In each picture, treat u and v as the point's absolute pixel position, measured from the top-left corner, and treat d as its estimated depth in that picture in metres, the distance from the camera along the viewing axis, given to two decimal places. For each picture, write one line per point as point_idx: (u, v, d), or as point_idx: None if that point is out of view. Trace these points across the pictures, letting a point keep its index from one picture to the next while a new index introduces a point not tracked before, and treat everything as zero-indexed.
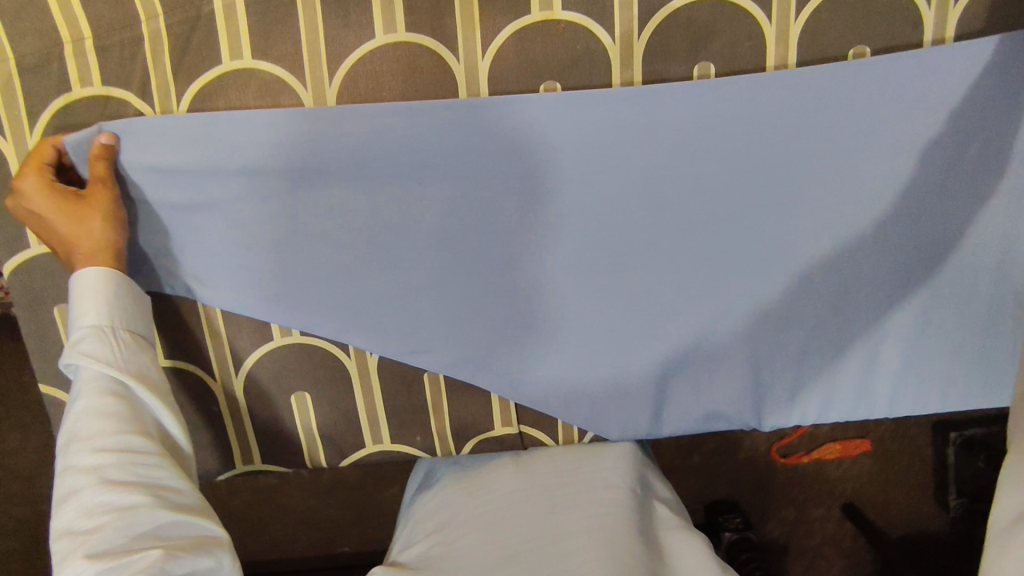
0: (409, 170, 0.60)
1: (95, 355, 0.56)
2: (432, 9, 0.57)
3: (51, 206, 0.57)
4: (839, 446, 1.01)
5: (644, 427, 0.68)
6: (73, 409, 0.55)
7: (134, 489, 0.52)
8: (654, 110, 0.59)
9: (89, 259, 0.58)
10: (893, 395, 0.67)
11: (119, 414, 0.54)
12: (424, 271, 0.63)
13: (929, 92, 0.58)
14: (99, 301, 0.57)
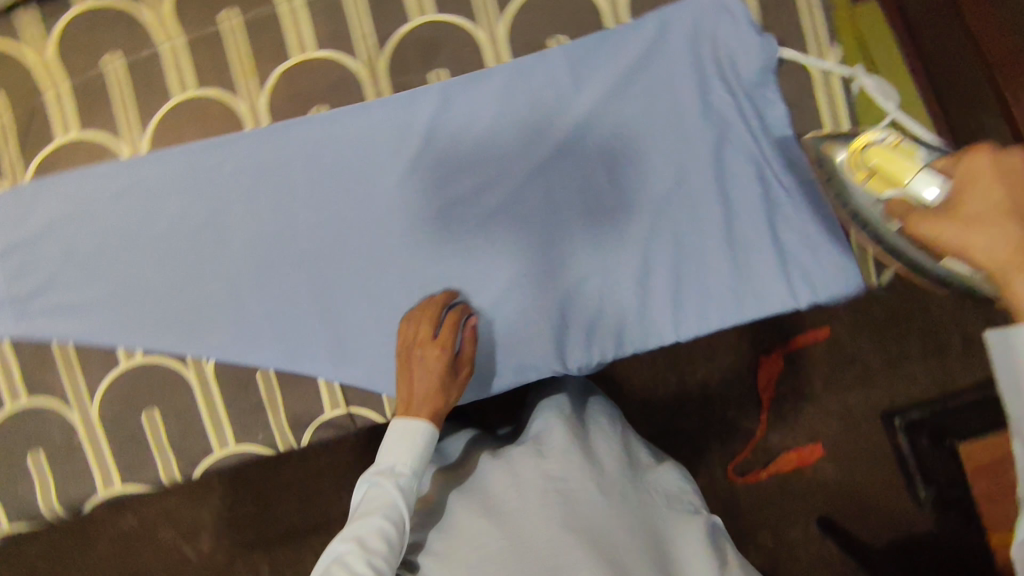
0: (218, 193, 0.73)
1: (392, 470, 0.61)
2: (213, 68, 0.73)
3: (427, 369, 0.67)
4: (793, 456, 1.21)
5: (464, 387, 0.74)
6: (353, 517, 0.59)
7: None
8: (402, 113, 0.73)
9: (430, 412, 0.65)
10: (684, 322, 0.73)
11: (379, 550, 0.56)
12: (244, 276, 0.74)
13: (617, 56, 0.72)
14: (408, 450, 0.62)
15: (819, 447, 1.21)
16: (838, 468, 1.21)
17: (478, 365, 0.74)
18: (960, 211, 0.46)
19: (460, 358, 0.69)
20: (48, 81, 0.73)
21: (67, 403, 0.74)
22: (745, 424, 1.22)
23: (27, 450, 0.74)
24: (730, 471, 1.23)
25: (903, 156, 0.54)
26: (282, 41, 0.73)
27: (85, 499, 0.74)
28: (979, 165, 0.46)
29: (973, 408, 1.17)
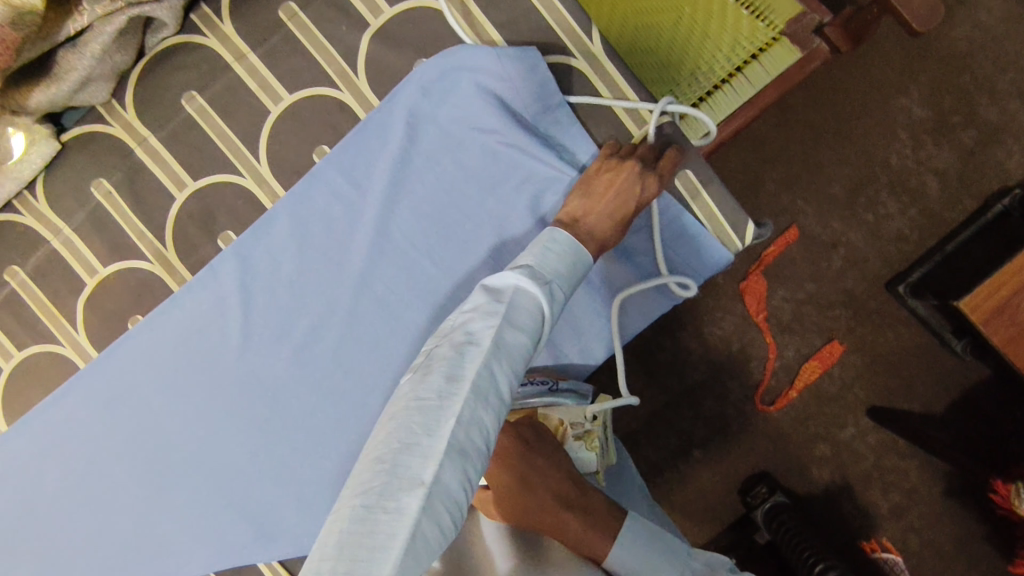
0: (84, 437, 0.73)
1: (465, 321, 0.46)
2: (25, 327, 0.72)
3: (583, 186, 0.62)
4: (816, 361, 1.14)
5: None
6: (494, 293, 0.48)
7: (378, 451, 0.40)
8: (208, 291, 0.70)
9: (603, 229, 0.60)
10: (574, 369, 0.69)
11: (445, 357, 0.43)
12: (143, 502, 0.74)
13: (380, 143, 0.68)
14: (537, 249, 0.53)
15: (837, 342, 1.13)
16: (861, 356, 1.13)
17: None
18: (507, 504, 0.60)
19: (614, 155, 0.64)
20: None
21: None
22: (756, 354, 1.15)
23: None
24: (759, 404, 1.15)
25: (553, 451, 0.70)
26: (71, 273, 0.71)
27: None
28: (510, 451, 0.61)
29: (970, 241, 1.09)
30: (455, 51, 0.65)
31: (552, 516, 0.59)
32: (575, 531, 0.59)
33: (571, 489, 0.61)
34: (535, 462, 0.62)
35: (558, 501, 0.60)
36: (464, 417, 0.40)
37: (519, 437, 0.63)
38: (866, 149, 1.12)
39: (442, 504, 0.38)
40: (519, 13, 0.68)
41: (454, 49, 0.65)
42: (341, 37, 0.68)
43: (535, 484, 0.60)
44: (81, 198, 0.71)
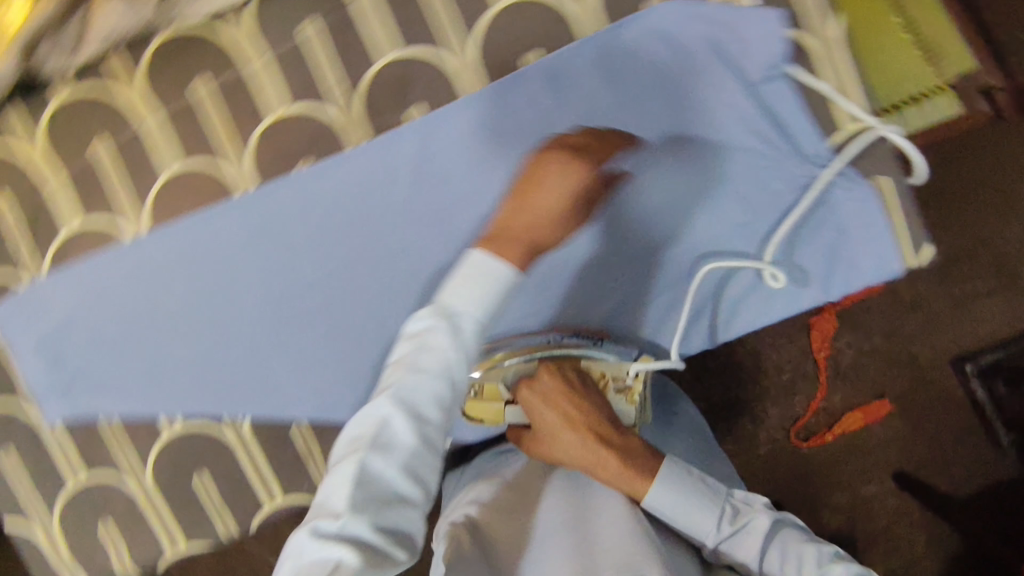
0: (221, 261, 0.74)
1: (460, 310, 0.53)
2: (197, 141, 0.73)
3: (540, 198, 0.58)
4: (858, 412, 1.19)
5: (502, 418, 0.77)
6: (468, 278, 0.54)
7: (383, 390, 0.52)
8: (385, 157, 0.71)
9: (534, 241, 0.57)
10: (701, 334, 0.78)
11: (422, 336, 0.53)
12: (260, 339, 0.76)
13: (592, 69, 0.69)
14: (497, 264, 0.54)
15: (886, 403, 1.19)
16: (902, 418, 1.19)
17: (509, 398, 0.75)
18: (552, 445, 0.68)
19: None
20: (46, 176, 0.74)
21: (123, 474, 0.79)
22: (804, 391, 1.21)
23: (96, 520, 0.80)
24: (794, 437, 1.20)
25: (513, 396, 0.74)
26: (257, 101, 0.72)
27: (156, 563, 0.80)
28: (555, 405, 0.68)
29: None
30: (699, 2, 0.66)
31: (591, 454, 0.66)
32: (607, 470, 0.66)
33: (609, 432, 0.68)
34: (578, 409, 0.68)
35: (597, 440, 0.67)
36: (424, 401, 0.52)
37: (563, 381, 0.70)
38: (974, 226, 1.17)
39: (423, 445, 0.52)
40: None
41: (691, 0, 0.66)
42: None
43: (584, 421, 0.68)
44: (285, 32, 0.71)
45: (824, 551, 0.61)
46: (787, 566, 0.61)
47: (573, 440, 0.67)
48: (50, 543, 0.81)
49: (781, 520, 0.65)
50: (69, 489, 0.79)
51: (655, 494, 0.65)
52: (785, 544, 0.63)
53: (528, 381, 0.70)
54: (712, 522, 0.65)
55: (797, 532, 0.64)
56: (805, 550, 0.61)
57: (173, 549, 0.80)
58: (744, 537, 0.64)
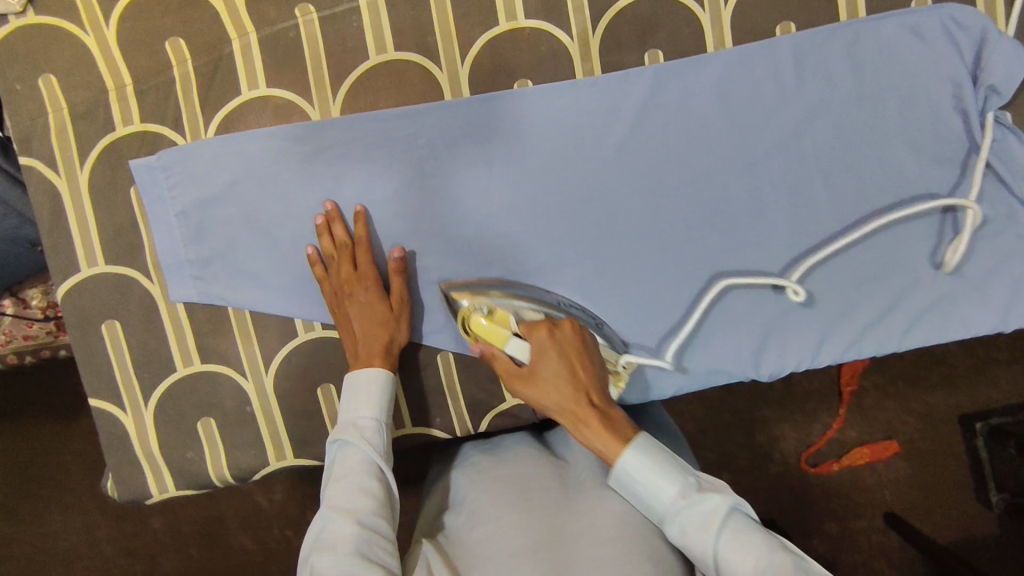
0: (409, 163, 0.69)
1: (360, 423, 0.65)
2: (416, 31, 0.67)
3: (370, 300, 0.67)
4: (866, 450, 1.15)
5: (661, 384, 0.73)
6: (359, 435, 0.64)
7: (333, 461, 0.64)
8: (613, 94, 0.68)
9: (385, 344, 0.67)
10: (862, 343, 0.72)
11: (347, 447, 0.64)
12: (431, 255, 0.70)
13: (843, 53, 0.68)
14: (371, 402, 0.65)
15: (896, 442, 1.14)
16: (912, 465, 1.15)
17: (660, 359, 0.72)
18: (534, 386, 0.63)
19: (341, 245, 0.68)
20: (237, 32, 0.68)
21: (242, 373, 0.71)
22: (824, 419, 1.16)
23: (199, 415, 0.72)
24: (803, 461, 1.16)
25: (501, 328, 0.65)
26: (491, 6, 0.67)
27: (256, 470, 0.73)
28: (547, 346, 0.63)
29: None
30: (956, 14, 0.67)
31: (579, 413, 0.62)
32: (593, 434, 0.62)
33: (600, 391, 0.63)
34: (577, 363, 0.63)
35: (585, 402, 0.62)
36: (365, 437, 0.64)
37: (580, 341, 0.65)
38: None
39: (359, 471, 0.63)
40: None
41: (943, 8, 0.67)
42: None
43: (540, 386, 0.63)
44: None
45: (780, 557, 0.54)
46: (738, 550, 0.55)
47: (558, 402, 0.62)
48: (139, 428, 0.73)
49: (727, 508, 0.58)
50: (177, 376, 0.72)
51: (626, 467, 0.60)
52: (725, 543, 0.56)
53: (537, 325, 0.64)
54: (661, 493, 0.59)
55: (758, 528, 0.57)
56: (761, 548, 0.55)
57: (277, 462, 0.73)
58: (700, 514, 0.58)
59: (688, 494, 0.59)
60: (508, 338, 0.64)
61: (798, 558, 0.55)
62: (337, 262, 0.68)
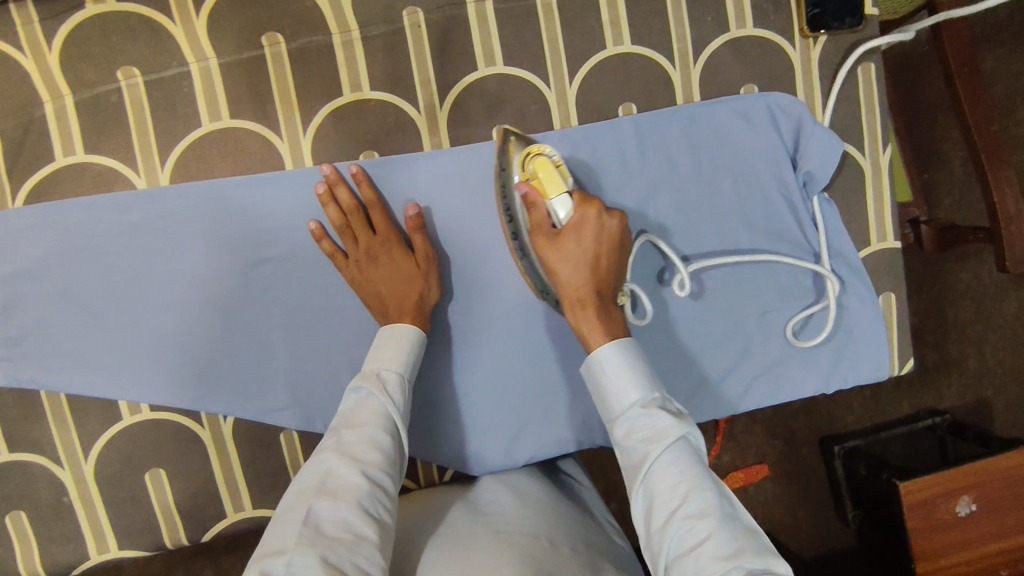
0: (248, 235, 0.66)
1: (386, 373, 0.60)
2: (253, 98, 0.64)
3: (398, 258, 0.65)
4: (740, 474, 1.16)
5: (514, 456, 0.73)
6: (384, 381, 0.59)
7: (344, 409, 0.58)
8: (460, 169, 0.68)
9: (408, 296, 0.64)
10: (703, 408, 0.75)
11: (363, 396, 0.58)
12: (272, 330, 0.67)
13: (681, 134, 0.71)
14: (398, 356, 0.61)
15: (767, 467, 1.16)
16: (780, 487, 1.18)
17: (512, 429, 0.72)
18: (551, 249, 0.61)
19: (349, 211, 0.65)
20: (51, 94, 0.62)
21: (57, 462, 0.65)
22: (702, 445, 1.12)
23: (7, 509, 0.65)
24: None
25: (559, 177, 0.61)
26: (334, 76, 0.65)
27: (75, 565, 0.67)
28: (590, 220, 0.60)
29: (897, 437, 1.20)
30: (779, 101, 0.71)
31: (582, 293, 0.60)
32: (583, 317, 0.60)
33: (607, 282, 0.61)
34: (607, 249, 0.61)
35: (591, 286, 0.60)
36: (387, 389, 0.59)
37: (619, 235, 0.62)
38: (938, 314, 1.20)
39: (371, 423, 0.56)
40: (848, 96, 0.73)
41: (769, 94, 0.71)
42: (703, 27, 0.70)
43: (561, 255, 0.61)
44: (386, 15, 0.65)
45: (707, 500, 0.51)
46: (681, 484, 0.52)
47: (567, 275, 0.60)
48: None
49: (679, 433, 0.54)
50: None
51: (601, 359, 0.58)
52: (655, 471, 0.53)
53: (589, 200, 0.61)
54: (618, 398, 0.56)
55: (699, 465, 0.53)
56: (693, 484, 0.51)
57: (98, 555, 0.67)
58: (656, 427, 0.54)
59: (648, 406, 0.56)
60: (559, 192, 0.60)
61: (731, 509, 0.51)
62: (349, 227, 0.65)
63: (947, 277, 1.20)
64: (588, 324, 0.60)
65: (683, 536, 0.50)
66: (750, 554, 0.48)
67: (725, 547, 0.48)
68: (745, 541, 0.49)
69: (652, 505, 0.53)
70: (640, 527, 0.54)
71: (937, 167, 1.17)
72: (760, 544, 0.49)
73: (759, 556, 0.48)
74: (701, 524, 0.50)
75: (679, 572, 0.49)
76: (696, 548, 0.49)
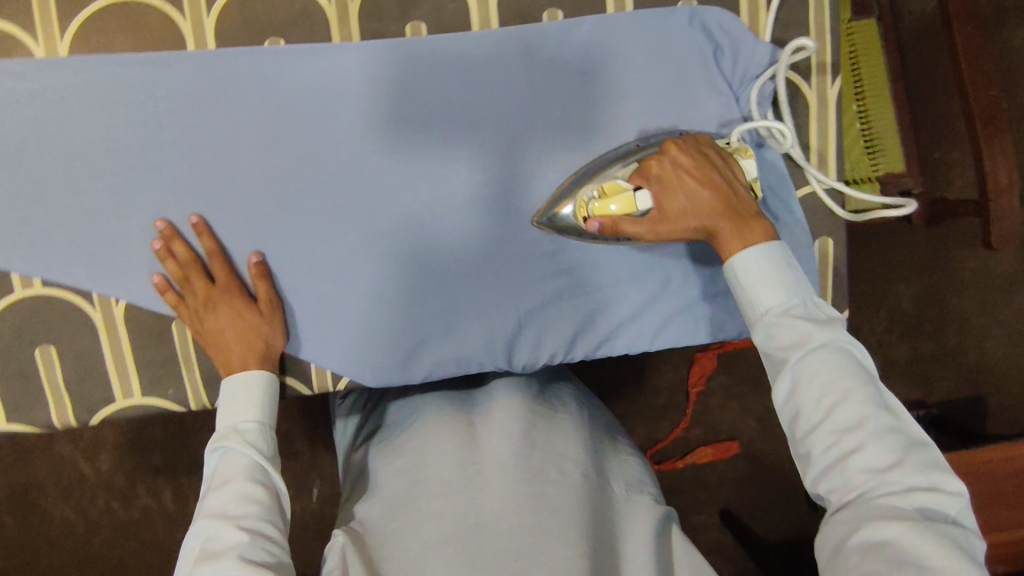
0: (147, 112, 0.65)
1: (245, 428, 0.60)
2: None
3: (237, 308, 0.64)
4: (710, 450, 1.15)
5: (413, 367, 0.71)
6: (238, 435, 0.59)
7: (209, 466, 0.58)
8: (372, 59, 0.66)
9: (249, 339, 0.64)
10: (617, 338, 0.72)
11: (224, 451, 0.59)
12: (166, 212, 0.66)
13: (607, 43, 0.68)
14: (253, 403, 0.61)
15: (737, 444, 1.15)
16: (749, 464, 1.16)
17: (411, 339, 0.70)
18: (665, 225, 0.59)
19: (183, 263, 0.65)
20: None
21: None
22: (673, 417, 1.15)
23: None
24: (649, 456, 1.16)
25: (617, 189, 0.61)
26: None
27: None
28: (669, 172, 0.60)
29: None
30: (717, 16, 0.67)
31: (716, 224, 0.58)
32: (728, 243, 0.57)
33: (733, 198, 0.59)
34: (698, 171, 0.59)
35: (721, 210, 0.58)
36: (248, 441, 0.59)
37: (699, 154, 0.60)
38: (930, 294, 1.12)
39: (239, 481, 0.56)
40: (791, 18, 0.69)
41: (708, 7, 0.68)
42: None
43: (680, 216, 0.59)
44: None
45: (860, 408, 0.50)
46: (824, 400, 0.51)
47: (693, 222, 0.59)
48: None
49: (824, 340, 0.52)
50: None
51: (739, 265, 0.56)
52: (805, 369, 0.52)
53: (645, 165, 0.61)
54: (760, 304, 0.55)
55: (854, 365, 0.52)
56: (842, 394, 0.50)
57: None
58: (800, 333, 0.53)
59: (786, 314, 0.54)
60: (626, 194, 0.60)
61: (891, 416, 0.50)
62: (188, 278, 0.65)
63: (949, 259, 1.12)
64: (732, 240, 0.57)
65: (834, 446, 0.50)
66: (910, 467, 0.48)
67: (880, 459, 0.49)
68: (905, 452, 0.49)
69: (798, 415, 0.52)
70: (783, 423, 0.54)
71: (942, 138, 1.10)
72: (922, 458, 0.49)
73: (922, 472, 0.48)
74: (852, 438, 0.49)
75: (828, 478, 0.50)
76: (846, 461, 0.49)
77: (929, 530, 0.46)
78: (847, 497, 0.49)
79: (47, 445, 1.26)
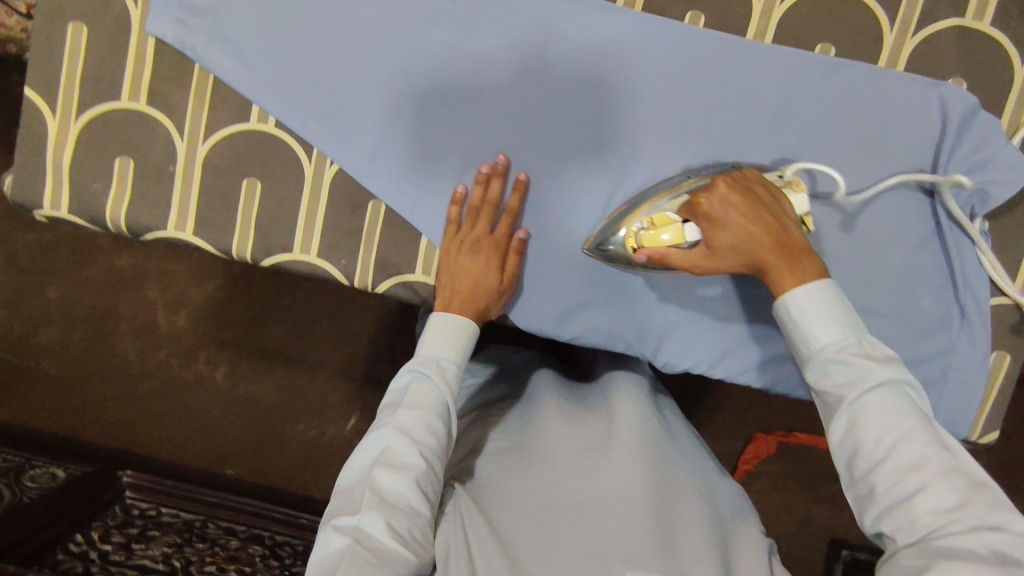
0: (429, 7, 0.68)
1: (443, 364, 0.67)
2: None
3: (488, 263, 0.68)
4: None
5: (565, 325, 0.73)
6: (437, 369, 0.66)
7: (402, 384, 0.66)
8: (647, 31, 0.68)
9: (475, 294, 0.68)
10: (762, 372, 0.73)
11: (421, 376, 0.66)
12: (409, 100, 0.69)
13: (870, 92, 0.68)
14: (455, 347, 0.68)
15: None
16: None
17: (576, 299, 0.72)
18: (713, 259, 0.60)
19: (489, 201, 0.69)
20: None
21: (180, 132, 0.70)
22: None
23: (121, 152, 0.70)
24: None
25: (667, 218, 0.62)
26: None
27: (152, 230, 0.72)
28: (708, 204, 0.60)
29: None
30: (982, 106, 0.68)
31: (762, 258, 0.59)
32: (779, 275, 0.58)
33: (781, 232, 0.59)
34: (746, 206, 0.59)
35: (766, 243, 0.58)
36: (443, 376, 0.66)
37: (748, 190, 0.60)
38: None
39: (426, 411, 0.63)
40: None
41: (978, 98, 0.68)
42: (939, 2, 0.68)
43: (729, 251, 0.60)
44: None
45: (923, 448, 0.51)
46: (881, 441, 0.52)
47: (740, 258, 0.60)
48: (56, 140, 0.70)
49: (886, 377, 0.53)
50: (116, 106, 0.70)
51: (791, 305, 0.57)
52: (860, 409, 0.53)
53: (695, 200, 0.62)
54: (816, 342, 0.56)
55: (910, 405, 0.53)
56: (902, 434, 0.52)
57: (174, 231, 0.72)
58: (856, 370, 0.54)
59: (844, 351, 0.55)
60: (678, 227, 0.61)
61: (950, 456, 0.51)
62: (478, 214, 0.70)
63: None
64: (783, 276, 0.58)
65: (895, 486, 0.51)
66: (974, 509, 0.49)
67: (945, 500, 0.50)
68: (967, 493, 0.49)
69: (855, 453, 0.53)
70: (840, 465, 0.56)
71: None
72: (986, 496, 0.50)
73: (987, 510, 0.49)
74: (914, 477, 0.51)
75: (890, 520, 0.51)
76: (906, 502, 0.50)
77: (1002, 574, 0.47)
78: (912, 538, 0.50)
79: (137, 283, 1.32)
